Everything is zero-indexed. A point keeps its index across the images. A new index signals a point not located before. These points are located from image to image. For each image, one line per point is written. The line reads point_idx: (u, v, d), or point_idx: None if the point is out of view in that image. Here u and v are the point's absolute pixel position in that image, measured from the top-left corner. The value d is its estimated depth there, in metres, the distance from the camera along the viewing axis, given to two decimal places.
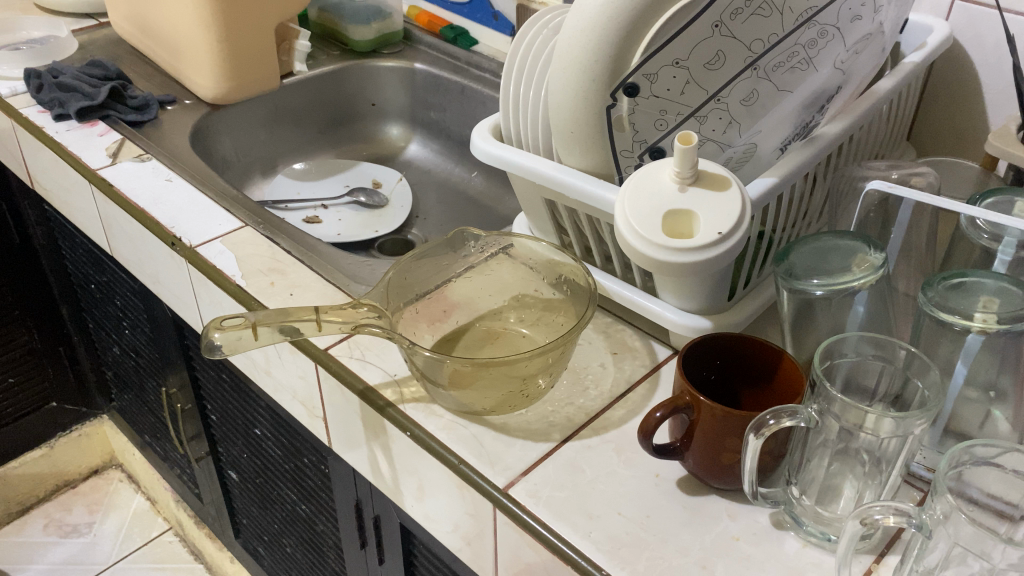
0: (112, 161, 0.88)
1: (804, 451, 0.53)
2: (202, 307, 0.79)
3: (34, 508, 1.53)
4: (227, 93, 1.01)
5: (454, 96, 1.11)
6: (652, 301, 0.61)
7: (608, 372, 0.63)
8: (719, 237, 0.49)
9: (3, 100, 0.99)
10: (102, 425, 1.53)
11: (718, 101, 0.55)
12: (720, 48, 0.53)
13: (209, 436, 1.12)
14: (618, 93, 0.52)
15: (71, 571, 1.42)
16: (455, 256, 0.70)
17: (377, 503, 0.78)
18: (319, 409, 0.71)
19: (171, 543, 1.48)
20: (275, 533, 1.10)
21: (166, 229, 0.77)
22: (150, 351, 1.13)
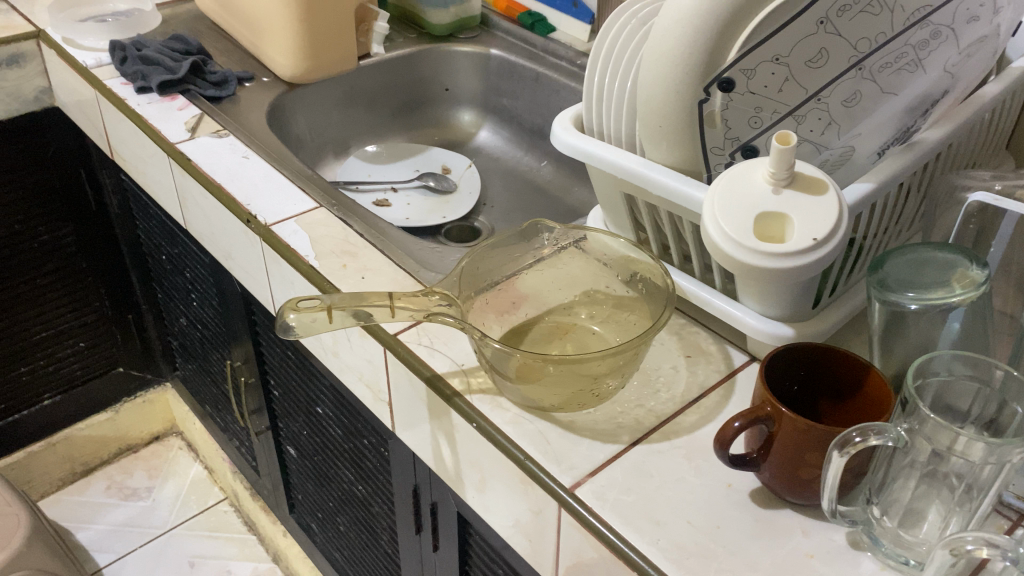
0: (190, 136, 0.89)
1: (888, 471, 0.51)
2: (274, 284, 0.80)
3: (97, 469, 1.57)
4: (305, 72, 1.01)
5: (528, 83, 1.10)
6: (732, 305, 0.59)
7: (680, 375, 0.62)
8: (814, 244, 0.47)
9: (89, 71, 1.01)
10: (165, 393, 1.56)
11: (818, 101, 0.52)
12: (823, 46, 0.51)
13: (270, 411, 1.14)
14: (712, 88, 0.50)
15: (130, 533, 1.45)
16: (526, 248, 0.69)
17: (435, 490, 0.78)
18: (384, 393, 0.71)
19: (225, 512, 1.50)
20: (329, 511, 1.12)
21: (242, 206, 0.78)
22: (217, 324, 1.15)
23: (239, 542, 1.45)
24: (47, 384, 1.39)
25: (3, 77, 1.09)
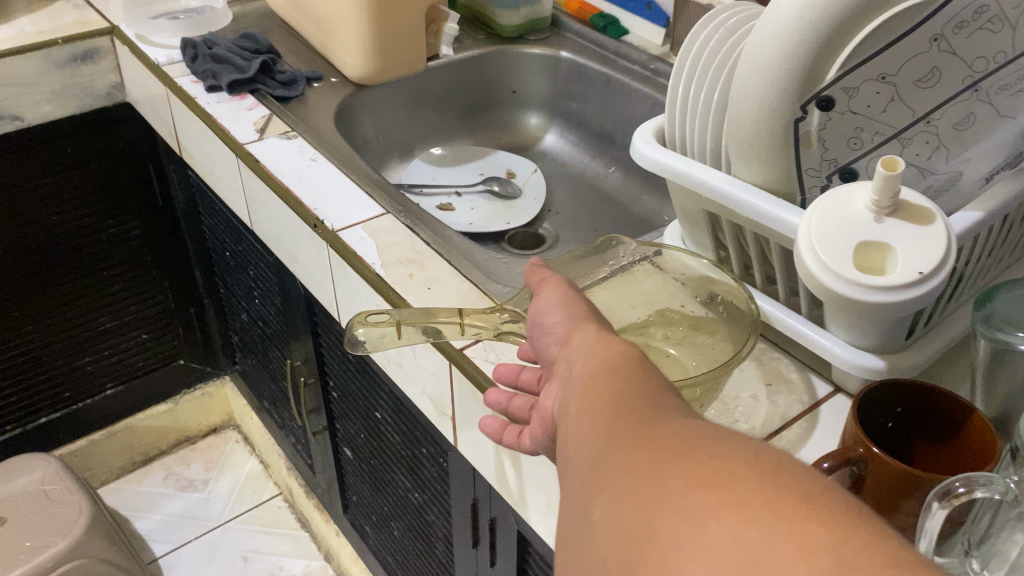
0: (259, 136, 0.88)
1: (992, 521, 0.46)
2: (339, 290, 0.79)
3: (156, 458, 1.59)
4: (373, 74, 1.00)
5: (598, 87, 1.07)
6: (819, 333, 0.56)
7: (760, 405, 0.59)
8: (920, 277, 0.44)
9: (161, 69, 1.01)
10: (224, 386, 1.58)
11: (927, 124, 0.49)
12: (935, 65, 0.47)
13: (328, 411, 1.13)
14: (809, 106, 0.48)
15: (185, 524, 1.47)
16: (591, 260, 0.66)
17: (494, 506, 0.76)
18: (448, 408, 0.69)
19: (279, 508, 1.51)
20: (384, 515, 1.11)
21: (310, 211, 0.77)
22: (278, 322, 1.15)
23: (292, 539, 1.45)
24: (110, 373, 1.41)
25: (77, 73, 1.11)
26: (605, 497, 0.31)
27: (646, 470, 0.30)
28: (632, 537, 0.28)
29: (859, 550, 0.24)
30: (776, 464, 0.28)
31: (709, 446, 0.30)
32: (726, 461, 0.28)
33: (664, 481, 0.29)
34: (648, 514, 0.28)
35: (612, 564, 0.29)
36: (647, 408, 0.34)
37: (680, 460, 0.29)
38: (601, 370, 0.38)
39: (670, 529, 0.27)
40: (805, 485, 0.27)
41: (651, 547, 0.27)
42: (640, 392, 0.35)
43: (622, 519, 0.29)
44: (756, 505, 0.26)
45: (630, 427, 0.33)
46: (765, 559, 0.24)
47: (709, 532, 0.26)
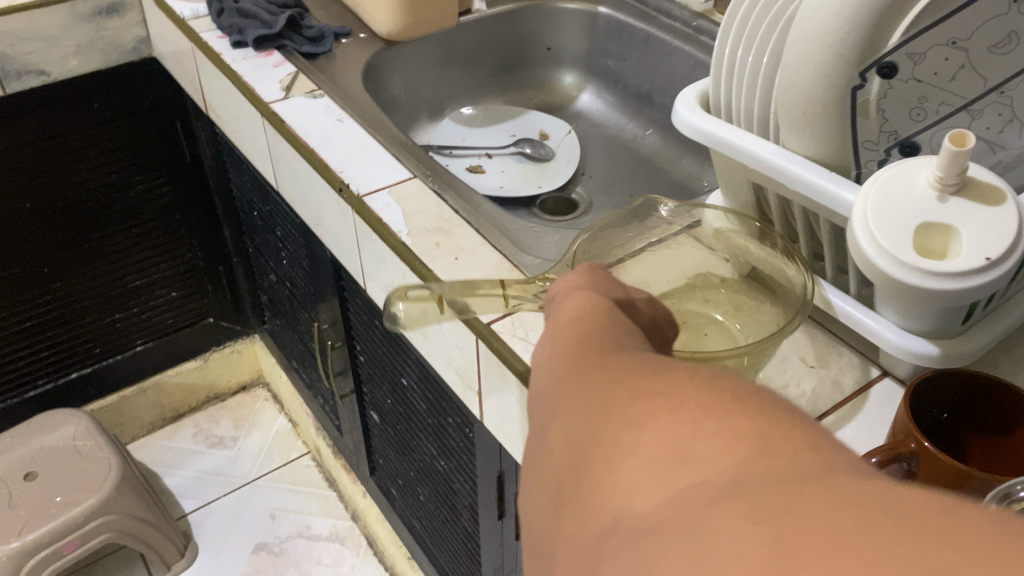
0: (284, 95, 0.86)
1: None
2: (365, 257, 0.77)
3: (186, 415, 1.60)
4: (403, 30, 0.97)
5: (637, 45, 1.02)
6: (869, 316, 0.52)
7: (803, 389, 0.55)
8: (986, 264, 0.40)
9: (186, 23, 0.99)
10: (253, 344, 1.58)
11: (1001, 94, 0.45)
12: (1013, 29, 0.43)
13: (355, 375, 1.12)
14: (870, 73, 0.44)
15: (215, 481, 1.48)
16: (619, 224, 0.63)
17: (521, 480, 0.74)
18: (474, 382, 0.67)
19: (307, 467, 1.51)
20: (409, 479, 1.10)
21: (335, 174, 0.75)
22: (305, 284, 1.14)
23: (320, 498, 1.45)
24: (140, 330, 1.41)
25: (102, 27, 1.09)
26: (560, 419, 0.30)
27: (597, 391, 0.30)
28: (579, 450, 0.28)
29: (794, 442, 0.24)
30: (722, 378, 0.28)
31: (661, 368, 0.29)
32: (666, 376, 0.28)
33: (613, 399, 0.29)
34: (595, 428, 0.28)
35: (560, 480, 0.28)
36: (602, 341, 0.33)
37: (631, 380, 0.29)
38: (574, 313, 0.37)
39: (613, 438, 0.27)
40: (747, 394, 0.27)
41: (593, 458, 0.27)
42: (599, 327, 0.35)
43: (572, 436, 0.29)
44: (695, 407, 0.26)
45: (590, 356, 0.32)
46: (695, 459, 0.24)
47: (648, 437, 0.26)
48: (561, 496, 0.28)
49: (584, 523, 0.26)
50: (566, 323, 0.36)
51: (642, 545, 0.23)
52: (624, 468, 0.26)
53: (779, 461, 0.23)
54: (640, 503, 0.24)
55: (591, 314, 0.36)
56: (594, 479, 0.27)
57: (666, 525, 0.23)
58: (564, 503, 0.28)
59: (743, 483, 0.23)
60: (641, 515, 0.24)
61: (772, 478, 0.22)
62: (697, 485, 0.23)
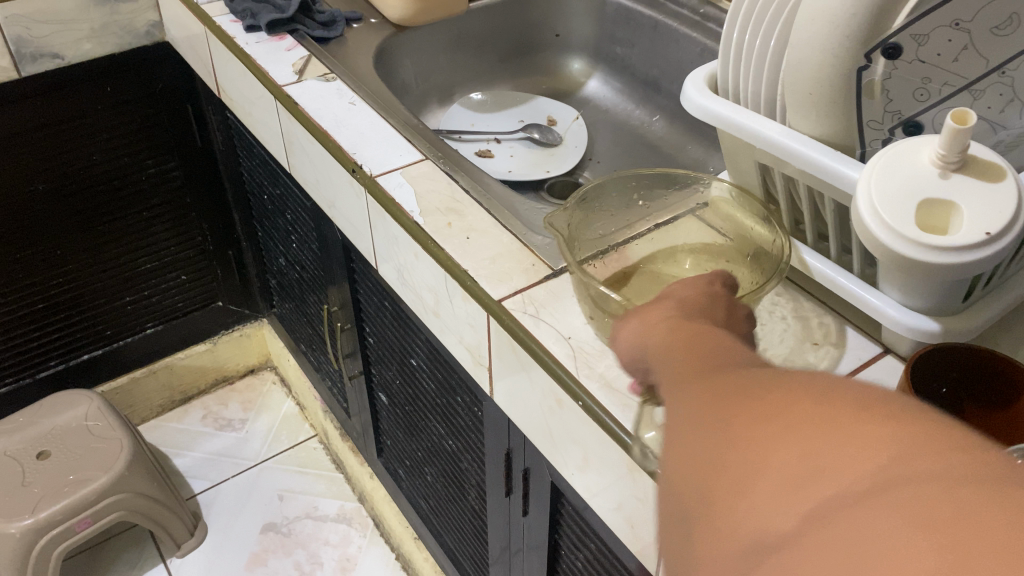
0: (297, 78, 0.87)
1: None
2: (377, 236, 0.78)
3: (195, 397, 1.61)
4: (413, 15, 0.98)
5: (645, 31, 1.04)
6: (870, 293, 0.54)
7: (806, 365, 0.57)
8: (987, 238, 0.42)
9: (199, 7, 1.00)
10: (261, 328, 1.60)
11: (1002, 75, 0.45)
12: (1014, 11, 0.44)
13: (364, 356, 1.14)
14: (875, 54, 0.45)
15: (223, 462, 1.50)
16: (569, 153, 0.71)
17: (528, 457, 0.76)
18: (485, 358, 0.69)
19: (315, 449, 1.53)
20: (417, 460, 1.12)
21: (348, 155, 0.76)
22: (315, 267, 1.15)
23: (327, 480, 1.47)
24: (150, 313, 1.42)
25: (116, 11, 1.10)
26: (669, 448, 0.31)
27: (704, 415, 0.30)
28: (698, 474, 0.28)
29: (928, 439, 0.24)
30: (828, 380, 0.28)
31: (766, 380, 0.30)
32: (784, 389, 0.29)
33: (722, 420, 0.29)
34: (709, 452, 0.29)
35: (683, 505, 0.29)
36: (710, 362, 0.34)
37: (737, 398, 0.30)
38: (668, 337, 0.38)
39: (733, 459, 0.28)
40: (858, 392, 0.27)
41: (715, 482, 0.28)
42: (703, 347, 0.35)
43: (694, 456, 0.29)
44: (822, 418, 0.26)
45: (692, 383, 0.33)
46: (832, 469, 0.25)
47: (781, 455, 0.26)
48: (686, 523, 0.28)
49: (719, 546, 0.26)
50: (669, 349, 0.37)
51: (795, 558, 0.23)
52: (754, 489, 0.26)
53: (919, 462, 0.23)
54: (779, 520, 0.25)
55: (692, 336, 0.37)
56: (723, 501, 0.27)
57: (823, 542, 0.23)
58: (697, 525, 0.28)
59: (884, 484, 0.23)
60: (785, 530, 0.24)
61: (922, 481, 0.22)
62: (836, 493, 0.24)
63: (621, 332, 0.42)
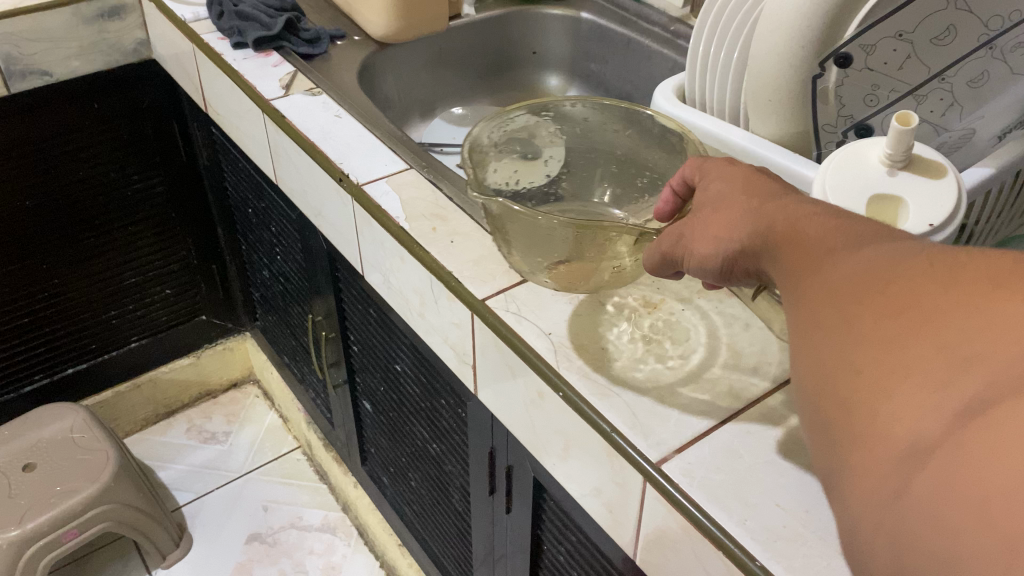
0: (284, 92, 0.90)
1: None
2: (364, 242, 0.81)
3: (178, 411, 1.63)
4: (396, 32, 1.02)
5: (619, 49, 1.08)
6: None
7: (773, 356, 0.60)
8: (930, 229, 0.45)
9: (187, 25, 1.03)
10: (244, 341, 1.61)
11: (942, 81, 0.51)
12: (952, 22, 0.49)
13: (348, 365, 1.16)
14: (828, 63, 0.49)
15: (207, 475, 1.51)
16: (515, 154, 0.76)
17: (511, 453, 0.79)
18: (469, 356, 0.72)
19: (298, 460, 1.54)
20: (402, 465, 1.14)
21: (336, 165, 0.79)
22: (299, 278, 1.18)
23: (311, 490, 1.49)
24: (135, 327, 1.44)
25: (104, 29, 1.13)
26: (815, 352, 0.32)
27: (845, 317, 0.31)
28: (851, 380, 0.30)
29: None
30: (966, 258, 0.29)
31: (902, 268, 0.30)
32: (911, 277, 0.30)
33: (864, 322, 0.30)
34: (857, 360, 0.30)
35: (838, 412, 0.30)
36: (829, 252, 0.34)
37: (874, 293, 0.30)
38: (783, 230, 0.38)
39: (880, 362, 0.29)
40: (1000, 267, 0.27)
41: (864, 385, 0.29)
42: (816, 239, 0.36)
43: (837, 363, 0.31)
44: (956, 305, 0.27)
45: (822, 278, 0.34)
46: (973, 359, 0.26)
47: (922, 351, 0.27)
48: (839, 424, 0.30)
49: (871, 448, 0.28)
50: (786, 249, 0.38)
51: (954, 455, 0.25)
52: (901, 391, 0.27)
53: None
54: (930, 418, 0.26)
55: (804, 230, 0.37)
56: (872, 405, 0.28)
57: (975, 436, 0.24)
58: (846, 427, 0.29)
59: None
60: (934, 426, 0.26)
61: None
62: (984, 389, 0.25)
63: (705, 250, 0.43)
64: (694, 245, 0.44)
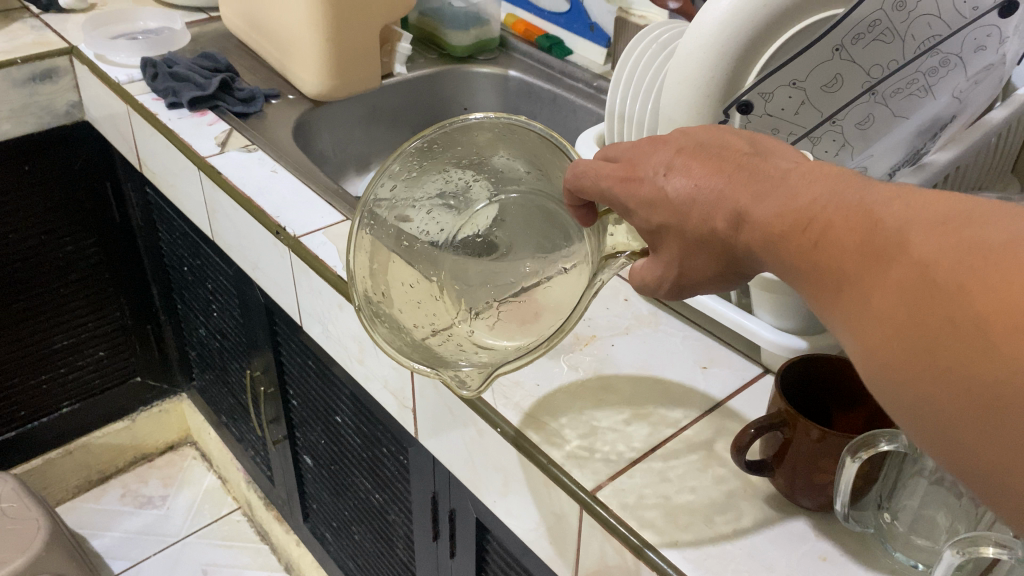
0: (220, 150, 0.92)
1: (899, 476, 0.51)
2: (302, 293, 0.83)
3: (113, 477, 1.59)
4: (330, 91, 1.04)
5: (545, 104, 1.13)
6: (746, 318, 0.61)
7: (698, 385, 0.64)
8: None
9: (121, 86, 1.04)
10: (181, 403, 1.59)
11: (833, 123, 0.57)
12: (838, 72, 0.54)
13: (288, 420, 1.16)
14: (731, 110, 0.54)
15: (144, 541, 1.47)
16: (443, 203, 0.66)
17: (453, 497, 0.80)
18: (409, 400, 0.73)
19: (239, 522, 1.52)
20: (344, 519, 1.14)
21: (272, 219, 0.81)
22: (237, 335, 1.18)
23: (252, 552, 1.46)
24: (66, 391, 1.41)
25: (36, 92, 1.13)
26: (898, 412, 0.32)
27: (906, 381, 0.31)
28: (956, 451, 0.29)
29: None
30: (979, 288, 0.28)
31: (925, 308, 0.30)
32: (943, 335, 0.29)
33: (934, 385, 0.29)
34: (949, 432, 0.29)
35: (964, 479, 0.30)
36: (843, 297, 0.34)
37: (922, 349, 0.30)
38: (778, 253, 0.38)
39: (974, 435, 0.28)
40: (1013, 292, 0.27)
41: (982, 460, 0.28)
42: (818, 275, 0.35)
43: (932, 432, 0.30)
44: (1002, 366, 0.27)
45: (857, 326, 0.33)
46: None
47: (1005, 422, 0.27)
48: (978, 490, 0.30)
49: None
50: (799, 284, 0.37)
51: None
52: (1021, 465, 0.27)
53: None
54: None
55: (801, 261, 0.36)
56: (1000, 481, 0.28)
57: None
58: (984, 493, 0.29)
59: None
60: None
61: None
62: None
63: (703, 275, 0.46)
64: (696, 276, 0.46)
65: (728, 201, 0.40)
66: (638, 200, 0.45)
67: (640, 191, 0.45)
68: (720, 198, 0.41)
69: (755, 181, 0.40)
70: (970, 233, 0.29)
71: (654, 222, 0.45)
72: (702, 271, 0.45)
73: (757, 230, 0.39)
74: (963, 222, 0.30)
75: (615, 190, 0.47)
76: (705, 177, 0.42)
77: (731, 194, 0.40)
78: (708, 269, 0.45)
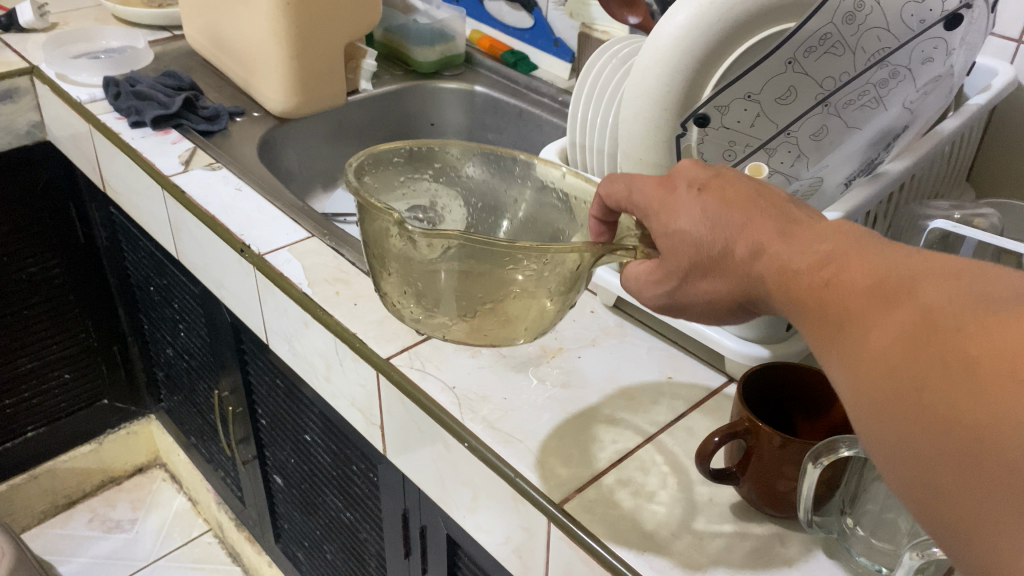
0: (184, 168, 0.91)
1: (860, 481, 0.53)
2: (267, 311, 0.82)
3: (80, 501, 1.57)
4: (296, 108, 1.04)
5: (512, 119, 1.14)
6: (709, 328, 0.62)
7: (663, 396, 0.64)
8: None
9: (82, 106, 1.03)
10: (149, 424, 1.57)
11: (788, 135, 0.57)
12: (791, 84, 0.55)
13: (257, 439, 1.15)
14: (688, 123, 0.55)
15: (113, 566, 1.45)
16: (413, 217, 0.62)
17: (424, 513, 0.80)
18: (376, 417, 0.73)
19: (210, 544, 1.50)
20: (316, 539, 1.13)
21: (236, 237, 0.80)
22: (204, 354, 1.17)
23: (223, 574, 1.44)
24: (31, 416, 1.39)
25: None
26: (881, 453, 0.32)
27: (892, 422, 0.31)
28: (928, 496, 0.30)
29: None
30: (975, 335, 0.29)
31: (920, 349, 0.30)
32: (931, 377, 0.30)
33: (915, 425, 0.30)
34: (923, 476, 0.30)
35: (932, 526, 0.30)
36: (845, 337, 0.35)
37: (911, 389, 0.30)
38: (792, 294, 0.39)
39: (947, 479, 0.29)
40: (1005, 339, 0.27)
41: (950, 503, 0.29)
42: (826, 315, 0.36)
43: (908, 476, 0.31)
44: (980, 410, 0.27)
45: (852, 366, 0.34)
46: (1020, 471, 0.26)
47: (976, 465, 0.27)
48: (943, 538, 0.30)
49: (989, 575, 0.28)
50: (803, 325, 0.38)
51: None
52: (987, 511, 0.27)
53: None
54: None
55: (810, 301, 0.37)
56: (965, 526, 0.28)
57: None
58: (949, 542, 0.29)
59: None
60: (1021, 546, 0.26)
61: None
62: None
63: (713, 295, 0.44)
64: (698, 308, 0.46)
65: (751, 233, 0.42)
66: (666, 209, 0.45)
67: (668, 204, 0.45)
68: (745, 228, 0.42)
69: (788, 226, 0.41)
70: (980, 290, 0.30)
71: (671, 230, 0.44)
72: (708, 295, 0.45)
73: (774, 271, 0.40)
74: (975, 279, 0.31)
75: (643, 193, 0.46)
76: (737, 204, 0.43)
77: (755, 228, 0.41)
78: (713, 308, 0.46)
